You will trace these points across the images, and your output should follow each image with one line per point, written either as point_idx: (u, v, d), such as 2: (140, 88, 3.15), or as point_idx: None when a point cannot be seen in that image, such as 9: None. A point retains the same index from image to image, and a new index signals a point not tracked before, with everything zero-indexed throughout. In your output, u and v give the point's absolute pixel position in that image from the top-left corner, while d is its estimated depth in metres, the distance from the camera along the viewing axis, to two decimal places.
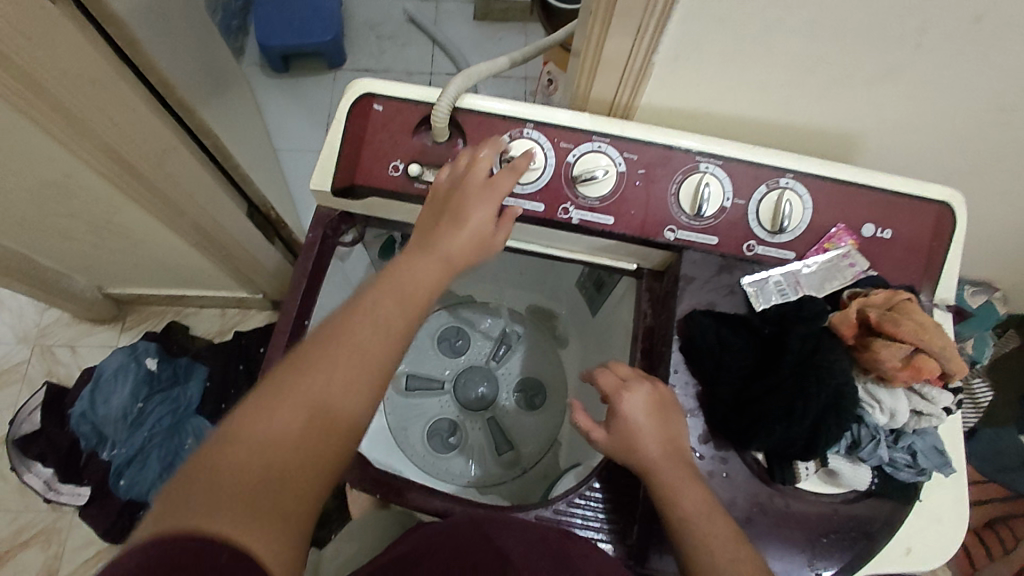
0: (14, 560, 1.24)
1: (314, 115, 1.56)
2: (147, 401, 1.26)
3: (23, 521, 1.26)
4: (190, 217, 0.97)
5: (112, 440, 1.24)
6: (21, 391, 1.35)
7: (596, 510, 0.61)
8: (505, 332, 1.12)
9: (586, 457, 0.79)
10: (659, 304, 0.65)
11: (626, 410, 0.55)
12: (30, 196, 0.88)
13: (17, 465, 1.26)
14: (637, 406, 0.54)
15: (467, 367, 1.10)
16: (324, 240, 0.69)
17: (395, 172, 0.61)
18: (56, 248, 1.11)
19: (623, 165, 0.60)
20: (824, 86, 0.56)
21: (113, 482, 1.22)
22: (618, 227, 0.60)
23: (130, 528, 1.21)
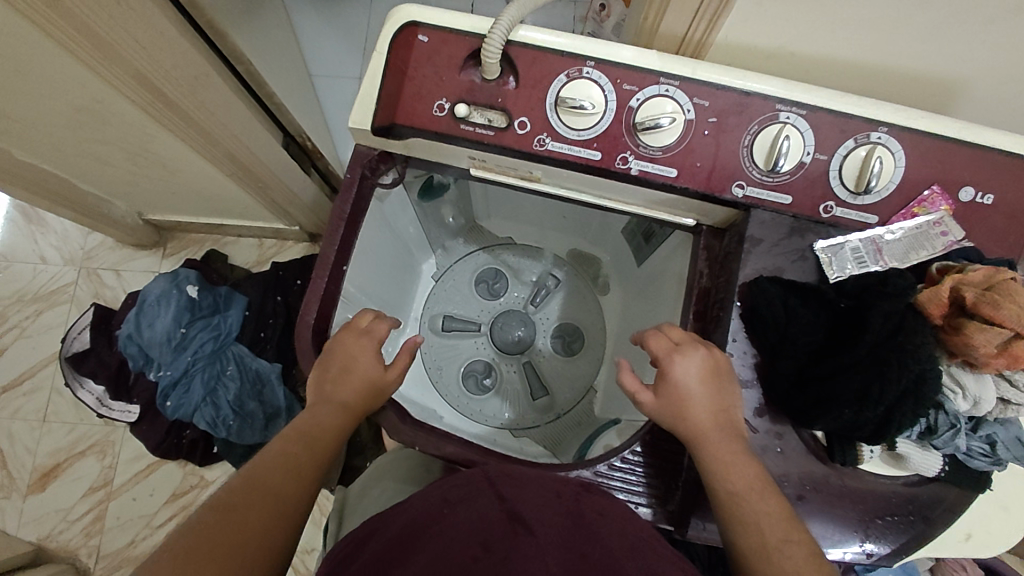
0: (73, 467, 1.32)
1: (350, 38, 1.48)
2: (190, 326, 1.26)
3: (80, 432, 1.34)
4: (223, 147, 0.94)
5: (158, 362, 1.26)
6: (71, 311, 1.40)
7: (637, 473, 0.60)
8: (544, 276, 1.09)
9: (624, 412, 0.78)
10: (717, 265, 0.60)
11: (681, 378, 0.52)
12: (65, 121, 0.86)
13: (70, 380, 1.32)
14: (693, 375, 0.52)
15: (504, 310, 1.08)
16: (362, 181, 0.65)
17: (439, 111, 0.56)
18: (94, 173, 1.10)
19: (692, 111, 0.53)
20: (935, 26, 0.48)
21: (160, 402, 1.25)
22: (682, 181, 0.55)
23: (179, 444, 1.29)
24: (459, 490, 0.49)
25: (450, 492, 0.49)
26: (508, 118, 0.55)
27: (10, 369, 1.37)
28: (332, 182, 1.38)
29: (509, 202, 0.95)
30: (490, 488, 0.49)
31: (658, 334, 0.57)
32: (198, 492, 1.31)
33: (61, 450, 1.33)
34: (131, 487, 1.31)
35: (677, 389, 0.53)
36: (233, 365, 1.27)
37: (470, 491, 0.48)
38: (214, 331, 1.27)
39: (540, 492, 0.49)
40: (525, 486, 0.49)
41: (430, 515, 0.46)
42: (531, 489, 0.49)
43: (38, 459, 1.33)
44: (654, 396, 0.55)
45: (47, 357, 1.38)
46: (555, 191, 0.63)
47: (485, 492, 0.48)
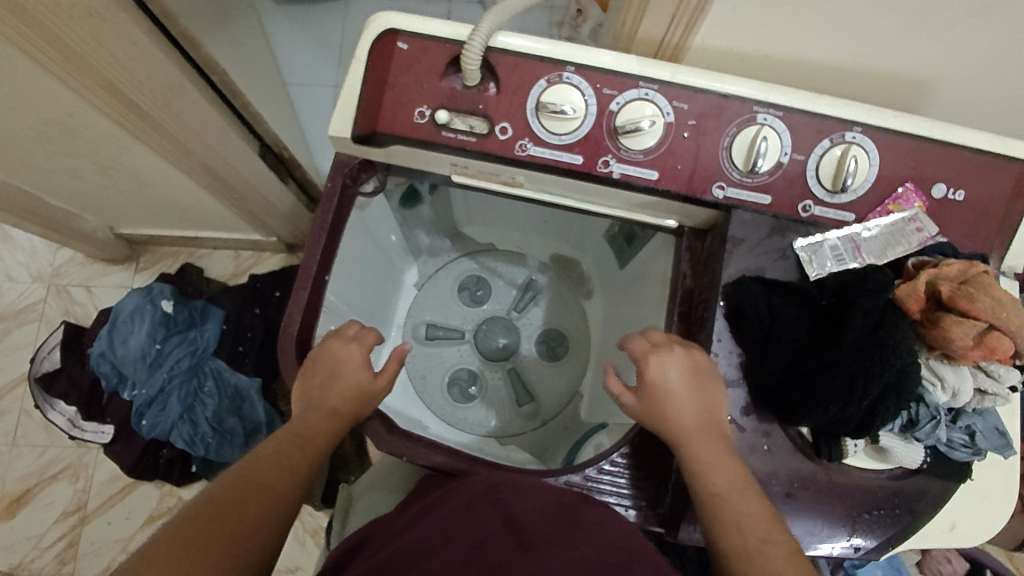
0: (44, 492, 1.28)
1: (325, 47, 1.47)
2: (165, 342, 1.24)
3: (51, 455, 1.29)
4: (199, 158, 0.92)
5: (132, 380, 1.22)
6: (40, 330, 1.35)
7: (627, 477, 0.60)
8: (528, 282, 1.09)
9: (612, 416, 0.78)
10: (701, 266, 0.61)
11: (665, 380, 0.52)
12: (33, 135, 0.84)
13: (40, 402, 1.28)
14: (679, 375, 0.52)
15: (488, 317, 1.08)
16: (344, 190, 0.64)
17: (421, 118, 0.56)
18: (63, 188, 1.07)
19: (672, 114, 0.54)
20: (902, 27, 0.50)
21: (135, 422, 1.22)
22: (663, 183, 0.55)
23: (155, 464, 1.25)
24: (454, 504, 0.48)
25: (450, 505, 0.48)
26: (489, 124, 0.55)
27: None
28: (310, 192, 1.36)
29: (491, 207, 0.96)
30: (489, 500, 0.47)
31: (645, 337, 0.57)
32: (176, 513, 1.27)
33: (31, 474, 1.29)
34: (106, 511, 1.27)
35: (664, 390, 0.53)
36: (211, 380, 1.24)
37: (465, 506, 0.47)
38: (190, 346, 1.25)
39: (537, 502, 0.47)
40: (523, 494, 0.49)
41: (424, 534, 0.44)
42: (529, 495, 0.48)
43: (8, 485, 1.28)
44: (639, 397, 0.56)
45: (16, 379, 1.33)
46: (537, 196, 0.63)
47: (484, 504, 0.47)
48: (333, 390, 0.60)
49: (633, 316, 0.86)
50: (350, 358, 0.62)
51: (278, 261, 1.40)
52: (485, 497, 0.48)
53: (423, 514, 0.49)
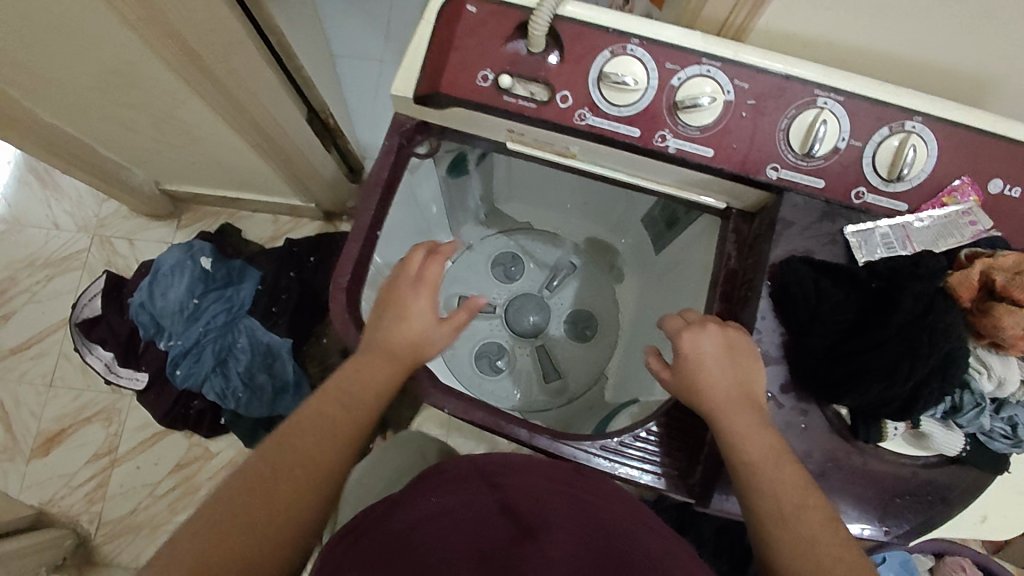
0: (77, 433, 1.32)
1: (373, 20, 1.49)
2: (202, 297, 1.27)
3: (86, 399, 1.34)
4: (251, 117, 0.95)
5: (169, 331, 1.26)
6: (82, 278, 1.39)
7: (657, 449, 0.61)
8: (561, 262, 1.11)
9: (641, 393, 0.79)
10: (747, 248, 0.62)
11: (698, 353, 0.54)
12: (97, 82, 0.86)
13: (80, 346, 1.32)
14: (712, 348, 0.53)
15: (519, 293, 1.09)
16: (399, 150, 0.65)
17: (483, 82, 0.57)
18: (115, 138, 1.10)
19: (732, 93, 0.54)
20: (974, 19, 0.50)
21: (169, 371, 1.26)
22: (717, 161, 0.56)
23: (186, 415, 1.30)
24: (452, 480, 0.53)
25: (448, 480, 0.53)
26: (550, 91, 0.56)
27: (17, 332, 1.37)
28: (349, 161, 1.38)
29: (531, 183, 0.97)
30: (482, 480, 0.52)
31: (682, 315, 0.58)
32: (202, 465, 1.31)
33: (66, 416, 1.33)
34: (136, 457, 1.32)
35: (699, 363, 0.54)
36: (243, 338, 1.27)
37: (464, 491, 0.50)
38: (226, 304, 1.28)
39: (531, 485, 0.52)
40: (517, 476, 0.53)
41: (414, 514, 0.47)
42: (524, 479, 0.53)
43: (43, 425, 1.33)
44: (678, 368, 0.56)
45: (56, 322, 1.37)
46: (589, 167, 0.64)
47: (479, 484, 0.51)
48: (381, 355, 0.61)
49: (669, 300, 0.87)
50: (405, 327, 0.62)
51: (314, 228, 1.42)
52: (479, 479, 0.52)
53: (417, 492, 0.52)
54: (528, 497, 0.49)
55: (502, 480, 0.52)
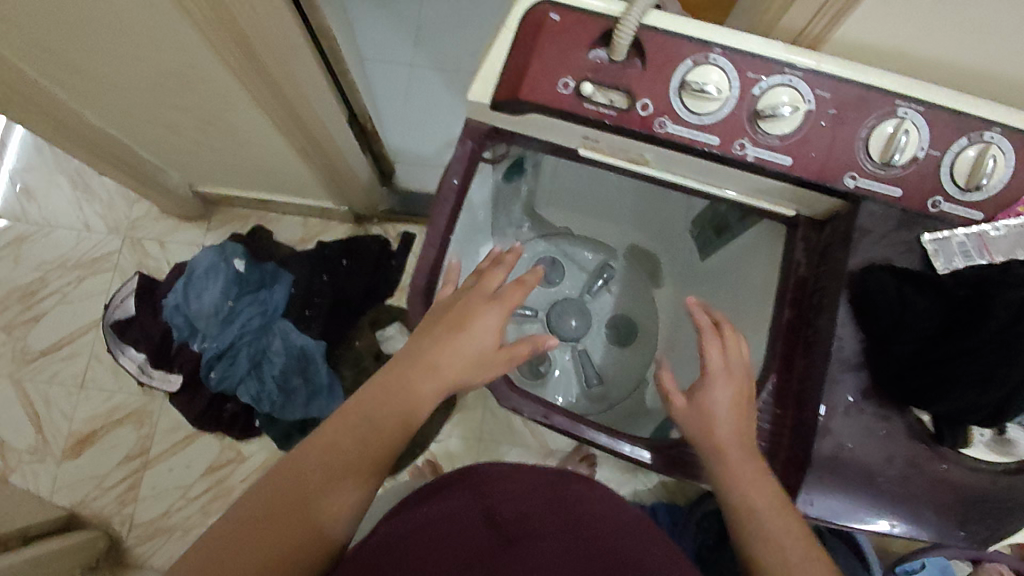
0: (109, 435, 1.32)
1: (405, 25, 1.50)
2: (237, 300, 1.30)
3: (117, 400, 1.34)
4: (300, 120, 0.95)
5: (203, 334, 1.29)
6: (113, 279, 1.39)
7: None
8: (601, 267, 1.11)
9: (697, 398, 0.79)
10: (818, 255, 0.62)
11: (712, 400, 0.60)
12: (152, 84, 0.86)
13: (112, 347, 1.32)
14: (727, 402, 0.60)
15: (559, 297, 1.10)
16: (471, 154, 0.67)
17: (565, 89, 0.57)
18: (156, 141, 1.10)
19: (813, 102, 0.54)
20: None
21: (204, 373, 1.28)
22: (796, 170, 0.56)
23: (220, 416, 1.30)
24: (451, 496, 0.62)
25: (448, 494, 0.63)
26: (630, 99, 0.57)
27: (49, 332, 1.37)
28: (382, 164, 1.39)
29: (575, 186, 0.97)
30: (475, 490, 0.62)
31: (716, 336, 0.62)
32: (234, 467, 1.32)
33: (97, 417, 1.33)
34: (167, 458, 1.32)
35: (713, 410, 0.60)
36: (276, 340, 1.29)
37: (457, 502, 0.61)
38: (259, 308, 1.31)
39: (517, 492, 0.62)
40: (507, 486, 0.63)
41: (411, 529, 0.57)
42: (511, 489, 0.62)
43: (74, 426, 1.32)
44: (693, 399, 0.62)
45: (87, 323, 1.37)
46: (658, 173, 0.65)
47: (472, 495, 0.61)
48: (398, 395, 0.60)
49: (721, 304, 0.87)
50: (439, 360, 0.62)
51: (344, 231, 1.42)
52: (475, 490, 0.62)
53: (417, 512, 0.61)
54: (510, 503, 0.60)
55: (491, 489, 0.62)
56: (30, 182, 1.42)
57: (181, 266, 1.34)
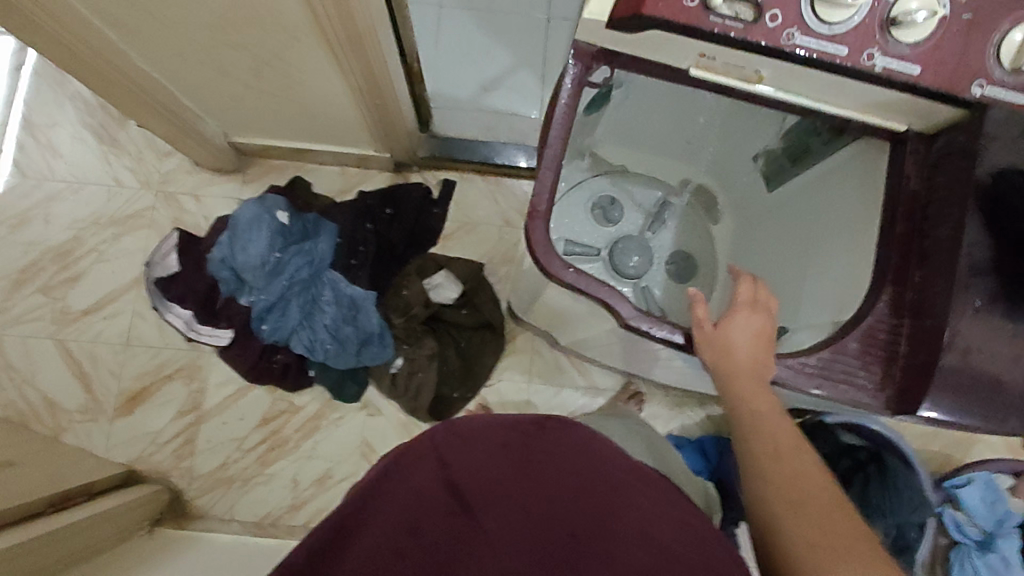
0: (160, 391, 1.32)
1: None
2: (283, 252, 1.27)
3: (165, 356, 1.33)
4: (362, 56, 0.93)
5: (250, 287, 1.27)
6: (150, 236, 1.37)
7: (813, 366, 0.66)
8: (659, 204, 1.10)
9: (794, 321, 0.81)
10: (931, 171, 0.66)
11: (735, 328, 0.68)
12: (214, 19, 0.83)
13: (158, 304, 1.32)
14: (749, 334, 0.68)
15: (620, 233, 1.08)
16: (579, 81, 0.66)
17: (690, 1, 0.55)
18: (201, 85, 1.07)
19: (948, 8, 0.54)
20: None
21: (255, 326, 1.27)
22: (924, 79, 0.56)
23: (270, 368, 1.30)
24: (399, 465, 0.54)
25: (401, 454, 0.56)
26: (759, 11, 0.55)
27: (90, 292, 1.35)
28: (421, 109, 1.36)
29: (642, 125, 0.95)
30: (430, 450, 0.55)
31: (751, 282, 0.73)
32: (288, 418, 1.33)
33: (146, 374, 1.33)
34: (221, 412, 1.32)
35: (730, 341, 0.67)
36: (327, 288, 1.28)
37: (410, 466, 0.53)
38: (306, 257, 1.28)
39: (480, 451, 0.55)
40: (466, 443, 0.55)
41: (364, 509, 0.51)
42: (471, 447, 0.55)
43: (124, 384, 1.32)
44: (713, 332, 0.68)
45: (128, 281, 1.35)
46: (772, 91, 0.65)
47: (426, 457, 0.54)
48: None
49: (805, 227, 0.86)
50: None
51: (383, 180, 1.41)
52: (429, 449, 0.55)
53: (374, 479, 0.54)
54: (474, 469, 0.53)
55: (449, 449, 0.55)
56: (56, 137, 1.38)
57: (222, 222, 1.32)
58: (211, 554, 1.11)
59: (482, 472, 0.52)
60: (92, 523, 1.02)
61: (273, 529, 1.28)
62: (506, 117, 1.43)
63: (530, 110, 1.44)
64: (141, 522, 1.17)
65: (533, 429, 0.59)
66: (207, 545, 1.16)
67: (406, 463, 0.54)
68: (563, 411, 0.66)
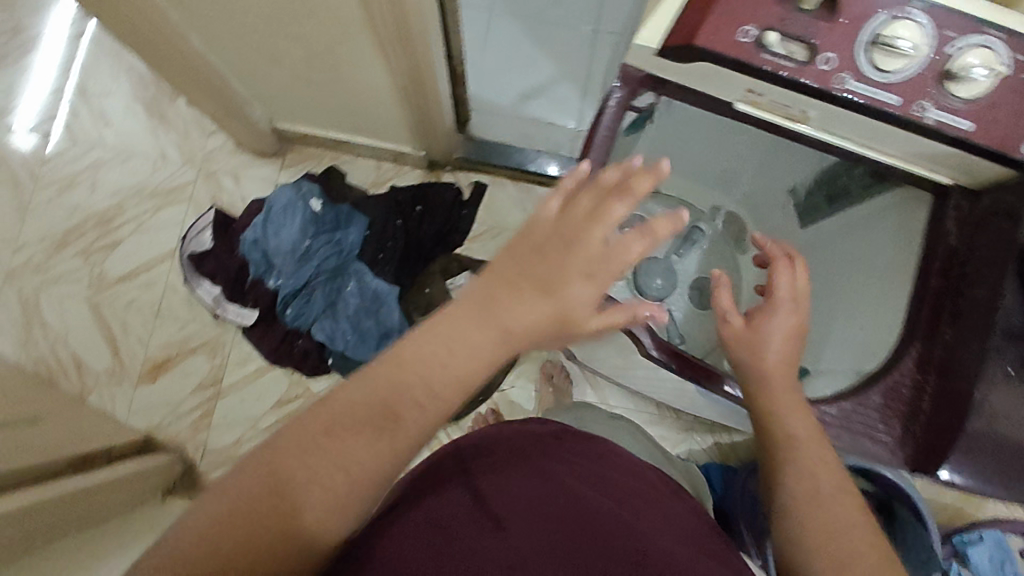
0: (183, 363, 1.36)
1: None
2: (314, 239, 1.31)
3: (191, 330, 1.37)
4: (411, 56, 0.94)
5: (279, 271, 1.31)
6: (188, 211, 1.41)
7: (834, 416, 0.67)
8: (689, 229, 1.10)
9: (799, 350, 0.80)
10: (973, 229, 0.65)
11: (771, 327, 0.67)
12: (271, 10, 0.85)
13: (190, 279, 1.36)
14: (785, 333, 0.66)
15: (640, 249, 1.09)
16: (622, 102, 0.68)
17: (745, 37, 0.55)
18: (251, 71, 1.10)
19: (1008, 66, 0.53)
20: None
21: (280, 310, 1.31)
22: (976, 135, 0.55)
23: (291, 351, 1.33)
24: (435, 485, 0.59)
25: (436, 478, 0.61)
26: (813, 52, 0.55)
27: (127, 260, 1.40)
28: (461, 111, 1.37)
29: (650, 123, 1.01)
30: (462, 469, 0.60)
31: (788, 260, 0.69)
32: (302, 403, 1.36)
33: (172, 345, 1.37)
34: (238, 389, 1.36)
35: (766, 341, 0.67)
36: (354, 278, 1.31)
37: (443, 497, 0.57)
38: (334, 246, 1.31)
39: (506, 465, 0.60)
40: (494, 461, 0.61)
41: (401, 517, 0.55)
42: (499, 462, 0.61)
43: (150, 351, 1.37)
44: (750, 329, 0.68)
45: (163, 254, 1.40)
46: (815, 131, 0.64)
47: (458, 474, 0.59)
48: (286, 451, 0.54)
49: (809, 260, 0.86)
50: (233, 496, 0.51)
51: (417, 177, 1.43)
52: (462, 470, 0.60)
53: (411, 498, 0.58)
54: (501, 478, 0.58)
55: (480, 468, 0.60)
56: (109, 106, 1.43)
57: (260, 206, 1.36)
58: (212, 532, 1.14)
59: (510, 481, 0.57)
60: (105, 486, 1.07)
61: None
62: (543, 127, 1.44)
63: (569, 121, 1.44)
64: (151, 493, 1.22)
65: (553, 446, 0.65)
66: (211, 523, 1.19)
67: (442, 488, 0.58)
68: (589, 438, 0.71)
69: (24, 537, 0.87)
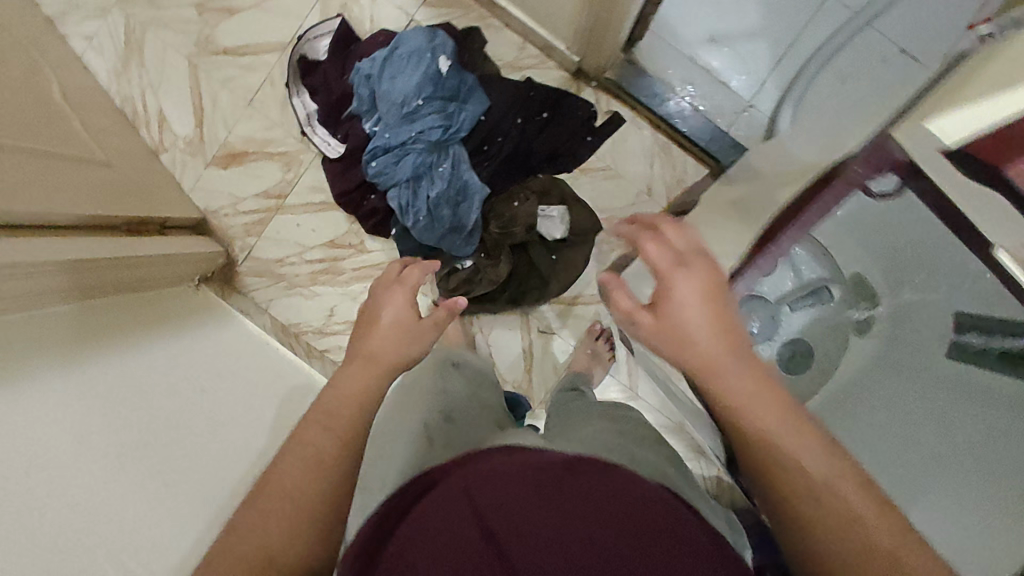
0: (257, 164, 1.33)
1: None
2: (426, 102, 1.20)
3: (275, 135, 1.32)
4: None
5: (380, 118, 1.22)
6: (314, 10, 1.30)
7: None
8: (814, 282, 0.84)
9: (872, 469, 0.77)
10: None
11: (676, 302, 0.57)
12: None
13: (292, 84, 1.28)
14: (693, 296, 0.57)
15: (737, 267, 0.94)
16: (851, 176, 0.70)
17: None
18: None
19: None
20: None
21: (365, 160, 1.23)
22: None
23: (360, 203, 1.28)
24: (425, 519, 0.50)
25: (430, 501, 0.52)
26: None
27: (238, 35, 1.31)
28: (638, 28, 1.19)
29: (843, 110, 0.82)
30: (460, 495, 0.51)
31: (655, 236, 0.60)
32: (352, 254, 1.34)
33: (252, 142, 1.32)
34: (299, 213, 1.33)
35: (680, 322, 0.57)
36: (449, 162, 1.22)
37: (441, 500, 0.52)
38: (444, 120, 1.21)
39: (511, 489, 0.50)
40: (499, 487, 0.51)
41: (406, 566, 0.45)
42: (505, 486, 0.51)
43: (230, 138, 1.32)
44: (657, 322, 0.58)
45: (275, 45, 1.31)
46: None
47: (454, 502, 0.50)
48: (312, 451, 0.56)
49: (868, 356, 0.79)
50: (280, 480, 0.54)
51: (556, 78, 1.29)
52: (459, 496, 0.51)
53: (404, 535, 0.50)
54: (506, 510, 0.48)
55: (479, 493, 0.51)
56: None
57: (387, 40, 1.23)
58: (228, 346, 1.17)
59: (517, 514, 0.47)
60: (150, 262, 1.08)
61: (295, 340, 1.34)
62: (712, 87, 1.31)
63: (741, 92, 1.30)
64: (186, 279, 1.24)
65: (563, 471, 0.56)
66: (230, 333, 1.21)
67: (433, 510, 0.51)
68: (596, 461, 0.61)
69: (72, 288, 0.89)
